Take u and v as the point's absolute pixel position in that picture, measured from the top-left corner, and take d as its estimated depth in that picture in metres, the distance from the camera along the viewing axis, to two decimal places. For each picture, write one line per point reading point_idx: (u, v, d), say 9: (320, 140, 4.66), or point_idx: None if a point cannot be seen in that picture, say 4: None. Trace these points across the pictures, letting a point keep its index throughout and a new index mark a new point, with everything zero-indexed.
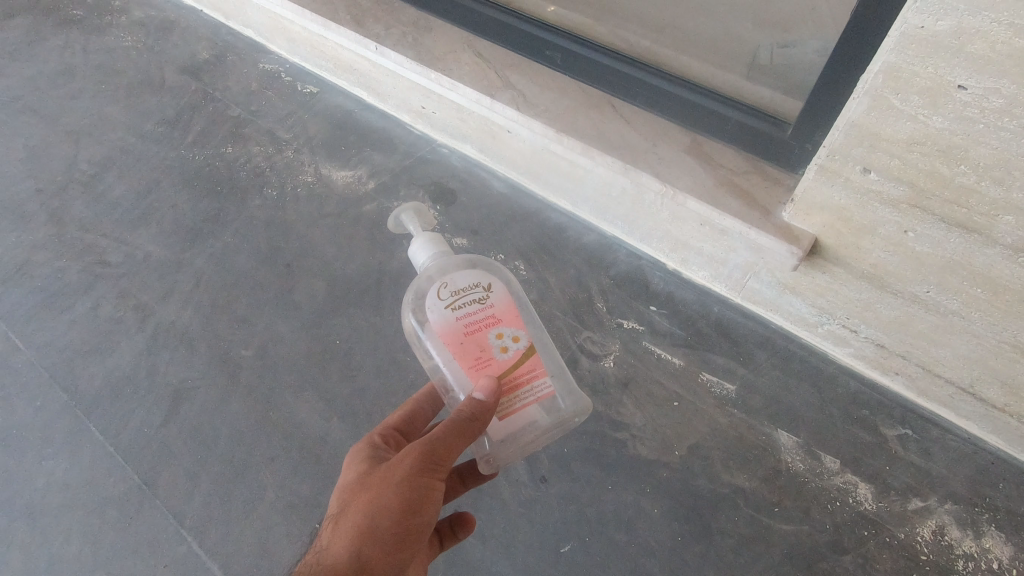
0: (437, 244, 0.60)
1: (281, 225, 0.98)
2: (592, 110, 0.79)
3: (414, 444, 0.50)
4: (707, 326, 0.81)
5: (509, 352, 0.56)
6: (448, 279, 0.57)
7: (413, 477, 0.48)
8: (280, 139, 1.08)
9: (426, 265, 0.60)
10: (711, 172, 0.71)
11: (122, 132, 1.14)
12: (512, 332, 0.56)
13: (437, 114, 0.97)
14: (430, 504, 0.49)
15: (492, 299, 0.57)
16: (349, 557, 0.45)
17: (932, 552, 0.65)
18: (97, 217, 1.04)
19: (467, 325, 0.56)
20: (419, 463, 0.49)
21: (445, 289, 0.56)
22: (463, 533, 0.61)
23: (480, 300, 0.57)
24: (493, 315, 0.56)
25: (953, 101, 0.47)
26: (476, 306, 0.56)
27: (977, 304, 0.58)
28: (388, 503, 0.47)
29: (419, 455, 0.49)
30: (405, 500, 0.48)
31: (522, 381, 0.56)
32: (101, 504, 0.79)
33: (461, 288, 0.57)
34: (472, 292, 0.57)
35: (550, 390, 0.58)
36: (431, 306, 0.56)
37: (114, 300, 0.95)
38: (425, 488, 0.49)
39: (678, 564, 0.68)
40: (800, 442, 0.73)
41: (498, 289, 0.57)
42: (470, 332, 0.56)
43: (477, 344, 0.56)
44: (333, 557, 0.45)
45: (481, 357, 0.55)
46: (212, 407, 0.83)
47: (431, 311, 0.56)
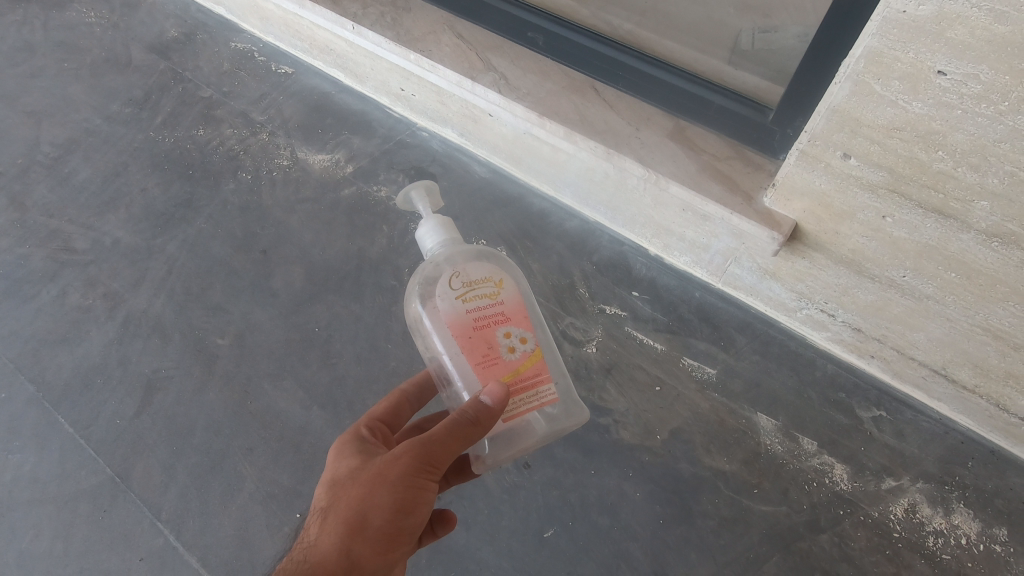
0: (448, 231, 0.60)
1: (257, 210, 0.96)
2: (575, 94, 0.78)
3: (411, 443, 0.48)
4: (689, 312, 0.82)
5: (517, 353, 0.55)
6: (461, 271, 0.57)
7: (409, 477, 0.48)
8: (254, 122, 1.05)
9: (435, 252, 0.59)
10: (694, 157, 0.71)
11: (87, 113, 1.10)
12: (520, 333, 0.56)
13: (416, 97, 0.95)
14: (422, 504, 0.49)
15: (503, 297, 0.57)
16: (339, 555, 0.45)
17: (904, 529, 0.67)
18: (62, 202, 1.00)
19: (477, 319, 0.55)
20: (415, 464, 0.48)
21: (457, 279, 0.56)
22: (441, 530, 0.60)
23: (491, 295, 0.56)
24: (503, 313, 0.56)
25: (933, 87, 0.47)
26: (487, 301, 0.56)
27: (951, 289, 0.59)
28: (381, 502, 0.47)
29: (417, 456, 0.48)
30: (399, 499, 0.47)
31: (526, 383, 0.56)
32: (73, 497, 0.77)
33: (473, 281, 0.56)
34: (484, 286, 0.56)
35: (552, 397, 0.57)
36: (442, 295, 0.56)
37: (82, 288, 0.92)
38: (419, 488, 0.48)
39: (659, 546, 0.69)
40: (779, 425, 0.74)
41: (509, 288, 0.57)
42: (479, 327, 0.55)
43: (485, 340, 0.55)
44: (322, 553, 0.45)
45: (488, 354, 0.55)
46: (187, 397, 0.81)
47: (442, 300, 0.56)
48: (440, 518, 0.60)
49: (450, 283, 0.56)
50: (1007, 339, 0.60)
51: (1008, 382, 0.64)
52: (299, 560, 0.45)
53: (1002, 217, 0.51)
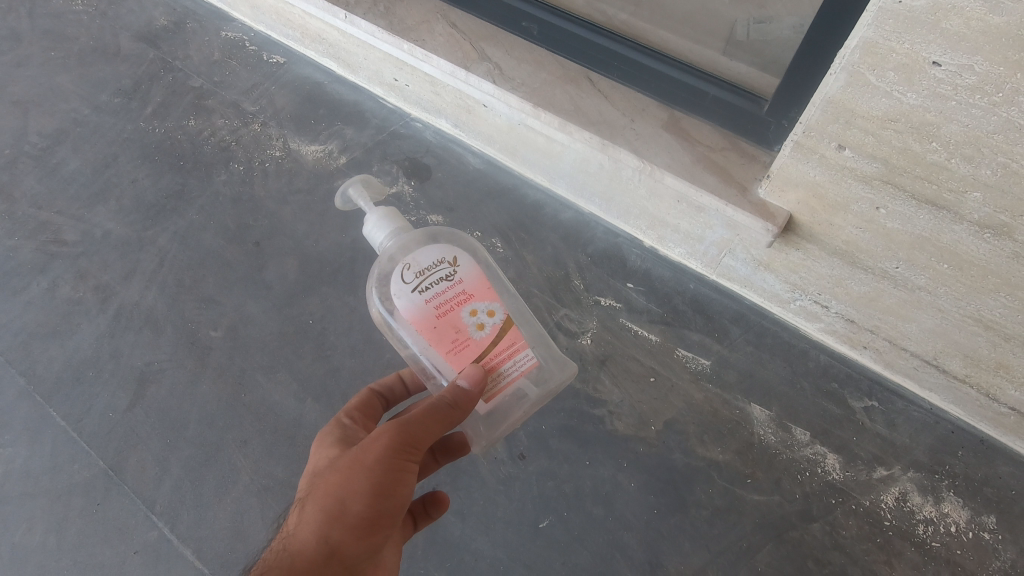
0: (394, 220, 0.59)
1: (249, 202, 0.95)
2: (569, 84, 0.78)
3: (387, 426, 0.49)
4: (683, 303, 0.82)
5: (486, 329, 0.56)
6: (410, 260, 0.55)
7: (387, 458, 0.48)
8: (246, 112, 1.04)
9: (385, 245, 0.58)
10: (689, 148, 0.71)
11: (76, 103, 1.08)
12: (485, 307, 0.56)
13: (410, 88, 0.94)
14: (402, 487, 0.48)
15: (459, 275, 0.56)
16: (317, 541, 0.44)
17: (894, 518, 0.68)
18: (51, 193, 0.99)
19: (439, 307, 0.55)
20: (392, 445, 0.48)
21: (410, 270, 0.55)
22: (436, 512, 0.62)
23: (448, 277, 0.56)
24: (464, 291, 0.56)
25: (927, 78, 0.47)
26: (445, 284, 0.55)
27: (943, 280, 0.60)
28: (358, 486, 0.46)
29: (394, 438, 0.49)
30: (377, 482, 0.47)
31: (502, 356, 0.57)
32: (66, 491, 0.77)
33: (426, 268, 0.55)
34: (438, 270, 0.55)
35: (532, 361, 0.59)
36: (398, 293, 0.55)
37: (72, 281, 0.91)
38: (398, 470, 0.48)
39: (654, 536, 0.70)
40: (772, 416, 0.75)
41: (464, 264, 0.56)
42: (442, 314, 0.55)
43: (452, 325, 0.55)
44: (302, 541, 0.45)
45: (458, 338, 0.55)
46: (181, 390, 0.81)
47: (399, 298, 0.55)
48: (431, 499, 0.61)
49: (400, 280, 0.55)
50: (997, 330, 0.60)
51: (998, 372, 0.64)
52: (279, 552, 0.45)
53: (995, 209, 0.51)
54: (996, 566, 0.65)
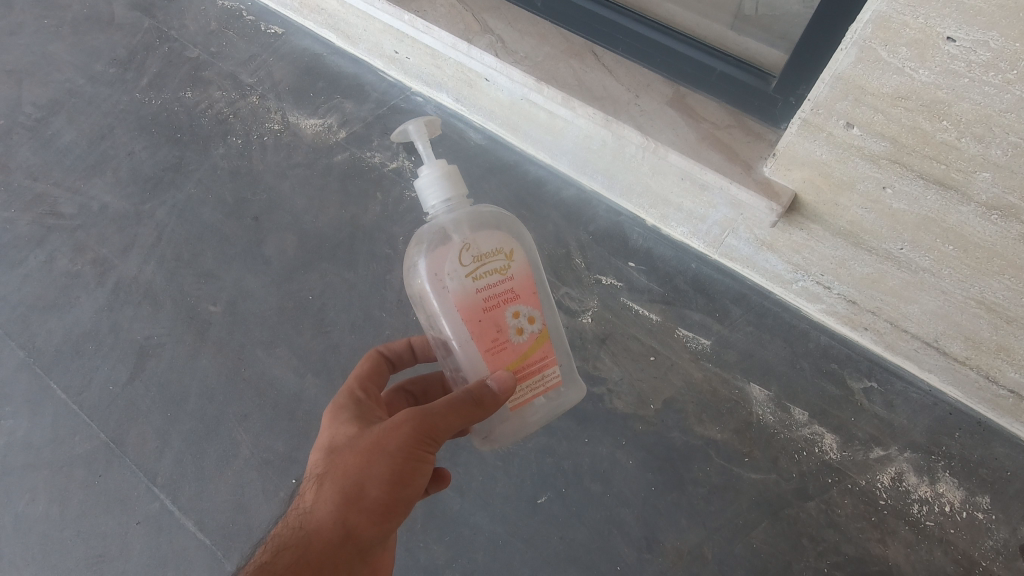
0: (453, 183, 0.56)
1: (248, 176, 0.94)
2: (573, 58, 0.76)
3: (411, 413, 0.48)
4: (684, 283, 0.81)
5: (525, 335, 0.55)
6: (470, 242, 0.54)
7: (408, 449, 0.48)
8: (244, 84, 1.02)
9: (439, 209, 0.56)
10: (694, 125, 0.70)
11: (70, 73, 1.07)
12: (529, 312, 0.56)
13: (410, 61, 0.92)
14: (419, 476, 0.49)
15: (513, 271, 0.55)
16: (334, 525, 0.45)
17: (890, 497, 0.69)
18: (46, 165, 0.98)
19: (487, 299, 0.54)
20: (413, 434, 0.48)
21: (467, 252, 0.54)
22: (435, 488, 0.61)
23: (502, 270, 0.54)
24: (513, 290, 0.55)
25: (940, 54, 0.45)
26: (498, 278, 0.54)
27: (948, 261, 0.59)
28: (377, 474, 0.47)
29: (417, 428, 0.48)
30: (396, 472, 0.47)
31: (535, 366, 0.57)
32: (67, 462, 0.77)
33: (483, 254, 0.54)
34: (495, 260, 0.54)
35: (558, 381, 0.59)
36: (450, 273, 0.53)
37: (70, 254, 0.90)
38: (416, 459, 0.48)
39: (651, 513, 0.71)
40: (771, 395, 0.75)
41: (519, 261, 0.55)
42: (489, 308, 0.54)
43: (495, 322, 0.54)
44: (318, 522, 0.46)
45: (497, 338, 0.54)
46: (180, 364, 0.81)
47: (450, 278, 0.53)
48: (435, 479, 0.60)
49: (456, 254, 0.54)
50: (999, 312, 0.60)
51: (999, 355, 0.64)
52: (294, 531, 0.46)
53: (1003, 189, 0.50)
54: (989, 545, 0.66)
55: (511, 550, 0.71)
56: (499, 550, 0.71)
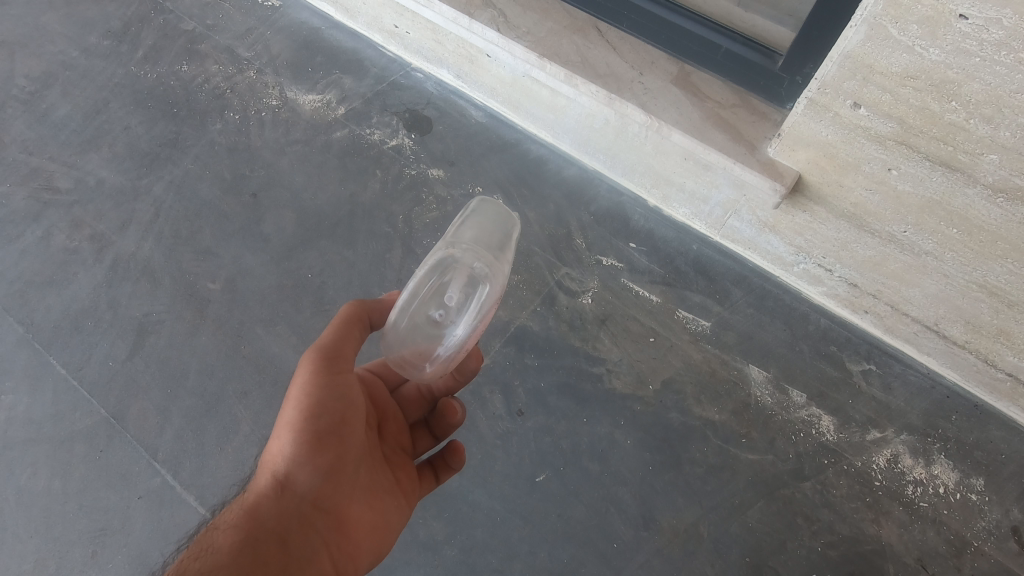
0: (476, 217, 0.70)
1: (245, 152, 0.93)
2: (577, 34, 0.75)
3: (307, 351, 0.52)
4: (685, 264, 0.81)
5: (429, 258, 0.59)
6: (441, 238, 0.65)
7: (309, 383, 0.50)
8: (241, 58, 1.00)
9: None
10: (699, 104, 0.69)
11: (64, 45, 1.05)
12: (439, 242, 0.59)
13: (411, 35, 0.91)
14: (336, 408, 0.51)
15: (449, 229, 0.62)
16: (267, 478, 0.49)
17: (885, 478, 0.70)
18: (41, 139, 0.97)
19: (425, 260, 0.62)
20: (310, 367, 0.51)
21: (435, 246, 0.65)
22: (457, 463, 0.62)
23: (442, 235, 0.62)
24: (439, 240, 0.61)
25: (952, 32, 0.45)
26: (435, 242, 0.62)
27: (951, 245, 0.59)
28: (287, 417, 0.50)
29: (310, 361, 0.52)
30: (304, 409, 0.50)
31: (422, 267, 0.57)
32: (68, 437, 0.78)
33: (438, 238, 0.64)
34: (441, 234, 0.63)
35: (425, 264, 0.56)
36: None
37: (67, 230, 0.89)
38: (326, 392, 0.51)
39: (648, 492, 0.71)
40: (770, 377, 0.75)
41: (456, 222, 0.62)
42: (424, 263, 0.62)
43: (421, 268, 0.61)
44: (259, 482, 0.50)
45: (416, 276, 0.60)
46: (180, 341, 0.81)
47: None
48: (449, 450, 0.62)
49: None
50: (1001, 297, 0.60)
51: (999, 339, 0.64)
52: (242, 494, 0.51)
53: (1011, 172, 0.50)
54: (981, 526, 0.67)
55: (509, 526, 0.71)
56: (497, 527, 0.71)
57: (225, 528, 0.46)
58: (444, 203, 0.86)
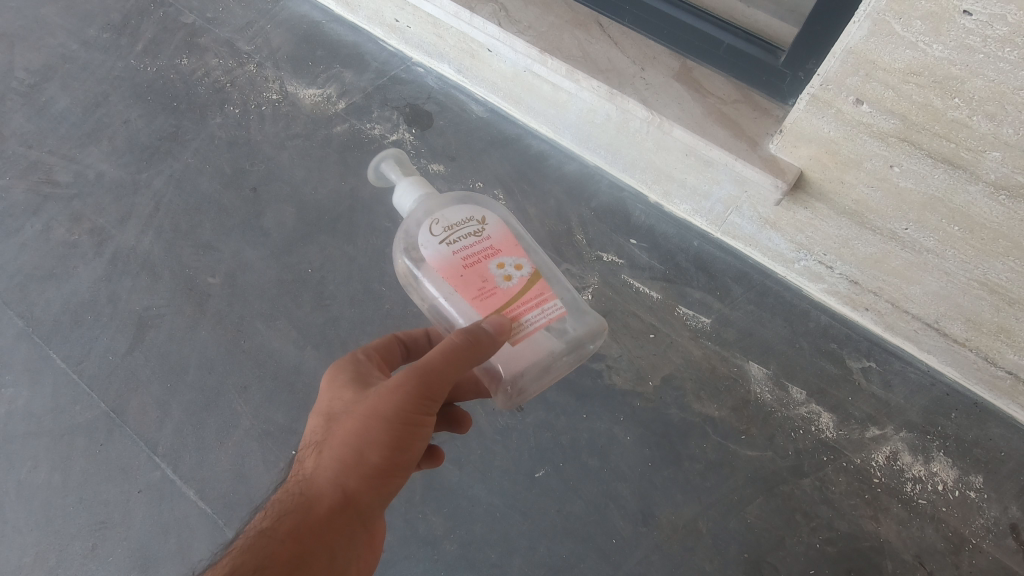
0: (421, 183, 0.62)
1: (245, 146, 0.92)
2: (578, 29, 0.74)
3: (411, 373, 0.48)
4: (686, 261, 0.81)
5: (513, 280, 0.57)
6: (440, 217, 0.58)
7: (407, 411, 0.48)
8: (241, 52, 1.00)
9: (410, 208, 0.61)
10: (700, 100, 0.68)
11: (63, 38, 1.04)
12: (513, 260, 0.57)
13: (412, 30, 0.90)
14: (418, 439, 0.50)
15: (489, 231, 0.58)
16: (334, 489, 0.47)
17: (884, 475, 0.70)
18: (41, 133, 0.96)
19: (466, 258, 0.56)
20: (414, 395, 0.48)
21: (438, 225, 0.57)
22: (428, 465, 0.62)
23: (477, 232, 0.58)
24: (492, 246, 0.57)
25: (956, 28, 0.44)
26: (473, 239, 0.57)
27: (952, 242, 0.58)
28: (375, 438, 0.48)
29: (415, 387, 0.48)
30: (393, 436, 0.48)
31: (534, 303, 0.57)
32: (68, 431, 0.78)
33: (454, 224, 0.58)
34: (467, 226, 0.58)
35: (559, 312, 0.58)
36: (426, 243, 0.57)
37: (67, 223, 0.89)
38: (416, 422, 0.49)
39: (647, 488, 0.71)
40: (769, 374, 0.75)
41: (493, 222, 0.59)
42: (469, 264, 0.56)
43: (478, 275, 0.56)
44: (318, 488, 0.47)
45: (484, 287, 0.56)
46: (180, 335, 0.81)
47: (426, 248, 0.57)
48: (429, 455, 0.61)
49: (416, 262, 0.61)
50: (1001, 294, 0.60)
51: (999, 336, 0.64)
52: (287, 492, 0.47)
53: (1012, 169, 0.49)
54: (979, 523, 0.67)
55: (509, 521, 0.71)
56: (497, 522, 0.71)
57: (292, 542, 0.43)
58: None
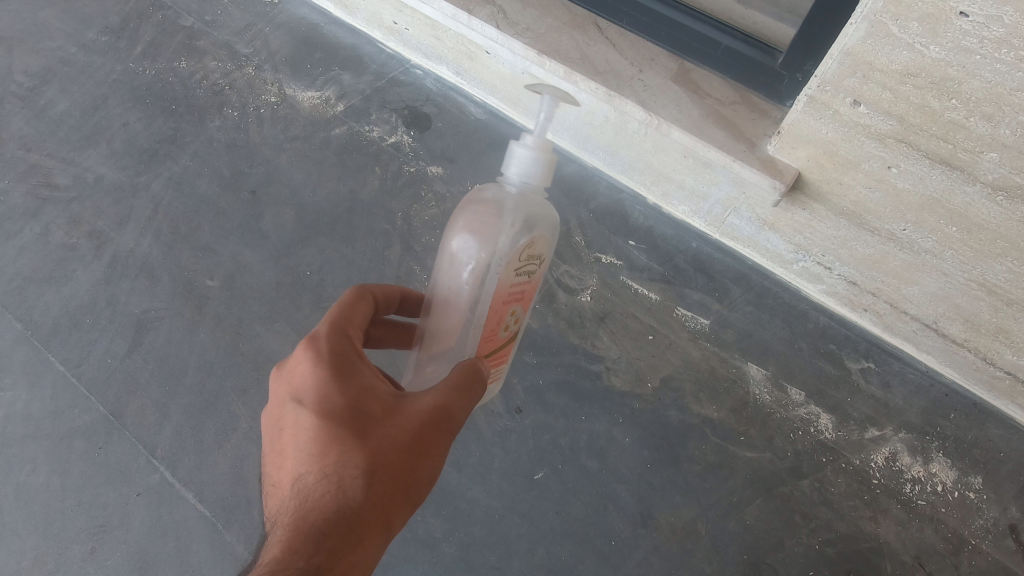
0: (543, 172, 0.50)
1: (244, 149, 0.92)
2: (576, 31, 0.75)
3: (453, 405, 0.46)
4: (685, 262, 0.81)
5: (508, 332, 0.55)
6: (532, 238, 0.51)
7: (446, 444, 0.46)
8: (240, 55, 1.00)
9: (511, 182, 0.50)
10: (698, 102, 0.68)
11: (62, 41, 1.04)
12: (520, 316, 0.55)
13: (410, 32, 0.90)
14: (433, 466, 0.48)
15: (533, 276, 0.54)
16: (383, 524, 0.42)
17: (883, 476, 0.70)
18: (39, 136, 0.96)
19: (510, 296, 0.51)
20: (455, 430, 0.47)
21: (524, 246, 0.50)
22: None
23: (529, 274, 0.53)
24: (524, 292, 0.54)
25: (953, 29, 0.44)
26: (524, 280, 0.52)
27: (950, 243, 0.59)
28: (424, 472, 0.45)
29: (456, 422, 0.47)
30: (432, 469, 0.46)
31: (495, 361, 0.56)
32: (67, 434, 0.78)
33: (531, 254, 0.51)
34: (532, 263, 0.52)
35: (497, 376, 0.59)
36: (503, 255, 0.49)
37: (66, 226, 0.89)
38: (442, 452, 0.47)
39: (647, 489, 0.71)
40: (768, 375, 0.75)
41: (541, 271, 0.55)
42: (506, 302, 0.52)
43: (500, 316, 0.52)
44: (368, 522, 0.41)
45: (494, 330, 0.52)
46: (179, 338, 0.81)
47: (501, 262, 0.49)
48: None
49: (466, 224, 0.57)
50: (1000, 295, 0.60)
51: (997, 336, 0.64)
52: (327, 522, 0.40)
53: (1010, 170, 0.49)
54: (979, 524, 0.67)
55: (507, 523, 0.71)
56: (496, 524, 0.71)
57: None
58: (443, 200, 0.86)
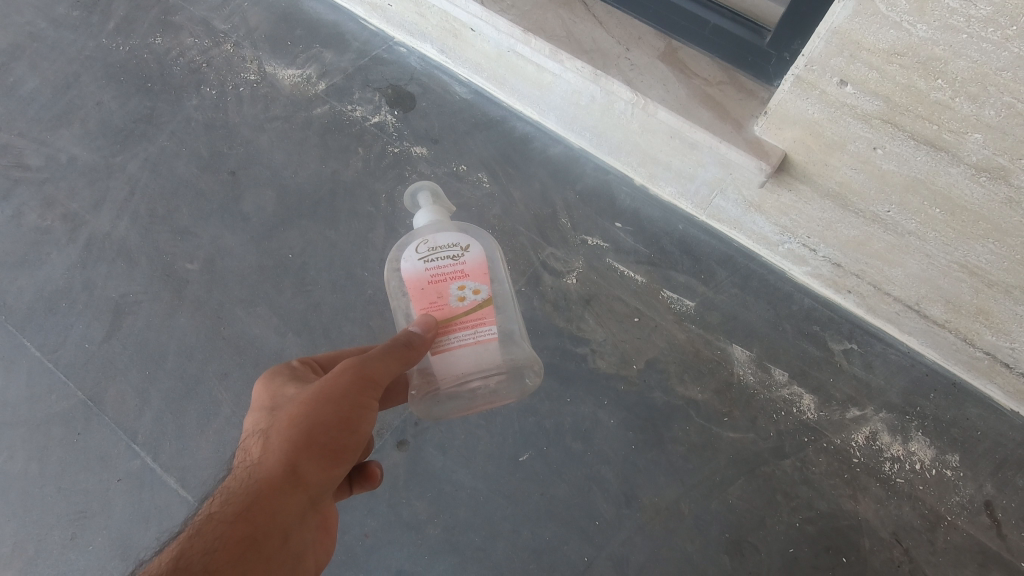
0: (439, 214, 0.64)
1: (223, 129, 0.90)
2: (563, 8, 0.73)
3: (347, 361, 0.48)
4: (671, 244, 0.81)
5: (465, 301, 0.58)
6: (430, 237, 0.60)
7: (351, 393, 0.47)
8: (217, 31, 0.97)
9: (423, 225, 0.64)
10: (685, 81, 0.68)
11: (31, 16, 1.01)
12: (474, 285, 0.59)
13: (393, 8, 0.88)
14: (363, 423, 0.48)
15: (466, 257, 0.60)
16: (280, 466, 0.43)
17: (863, 455, 0.71)
18: (9, 114, 0.93)
19: (433, 274, 0.58)
20: (353, 379, 0.48)
21: (425, 244, 0.60)
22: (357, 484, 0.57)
23: (454, 257, 0.59)
24: (461, 270, 0.59)
25: (940, 8, 0.44)
26: (448, 261, 0.59)
27: (933, 225, 0.59)
28: (322, 418, 0.46)
29: (353, 372, 0.48)
30: (342, 415, 0.47)
31: (468, 327, 0.58)
32: (45, 421, 0.77)
33: (439, 245, 0.60)
34: (448, 250, 0.60)
35: (493, 335, 0.59)
36: (407, 257, 0.59)
37: (38, 208, 0.87)
38: (358, 406, 0.48)
39: (630, 470, 0.72)
40: (752, 356, 0.75)
41: (474, 250, 0.60)
42: (434, 280, 0.58)
43: (437, 291, 0.58)
44: (266, 467, 0.44)
45: (436, 302, 0.58)
46: (158, 323, 0.80)
47: (406, 261, 0.59)
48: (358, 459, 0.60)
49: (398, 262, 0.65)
50: (981, 277, 0.60)
51: (978, 318, 0.65)
52: (238, 480, 0.44)
53: (994, 151, 0.49)
54: (955, 501, 0.68)
55: (491, 506, 0.72)
56: (480, 506, 0.72)
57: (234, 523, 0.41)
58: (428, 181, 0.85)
